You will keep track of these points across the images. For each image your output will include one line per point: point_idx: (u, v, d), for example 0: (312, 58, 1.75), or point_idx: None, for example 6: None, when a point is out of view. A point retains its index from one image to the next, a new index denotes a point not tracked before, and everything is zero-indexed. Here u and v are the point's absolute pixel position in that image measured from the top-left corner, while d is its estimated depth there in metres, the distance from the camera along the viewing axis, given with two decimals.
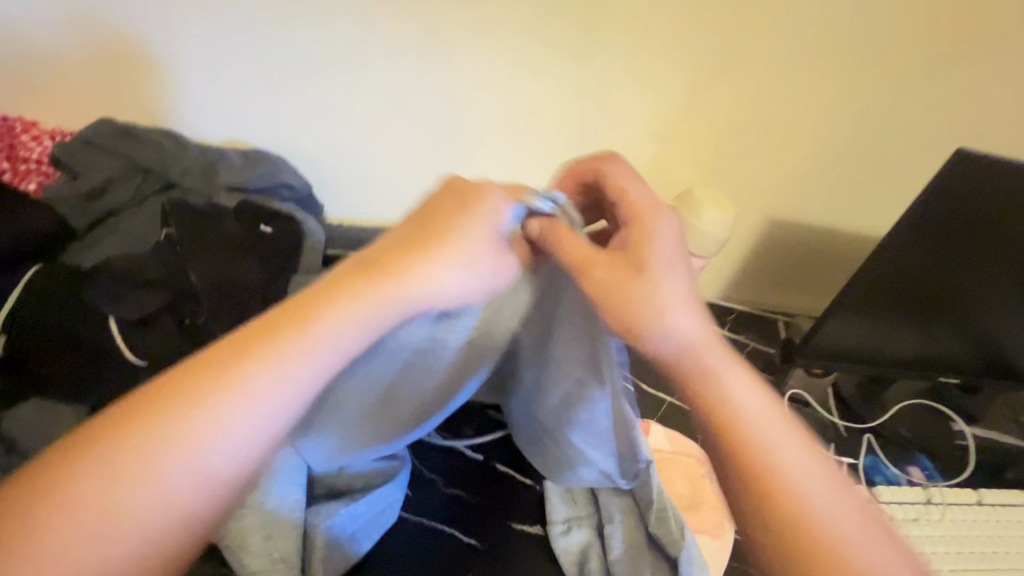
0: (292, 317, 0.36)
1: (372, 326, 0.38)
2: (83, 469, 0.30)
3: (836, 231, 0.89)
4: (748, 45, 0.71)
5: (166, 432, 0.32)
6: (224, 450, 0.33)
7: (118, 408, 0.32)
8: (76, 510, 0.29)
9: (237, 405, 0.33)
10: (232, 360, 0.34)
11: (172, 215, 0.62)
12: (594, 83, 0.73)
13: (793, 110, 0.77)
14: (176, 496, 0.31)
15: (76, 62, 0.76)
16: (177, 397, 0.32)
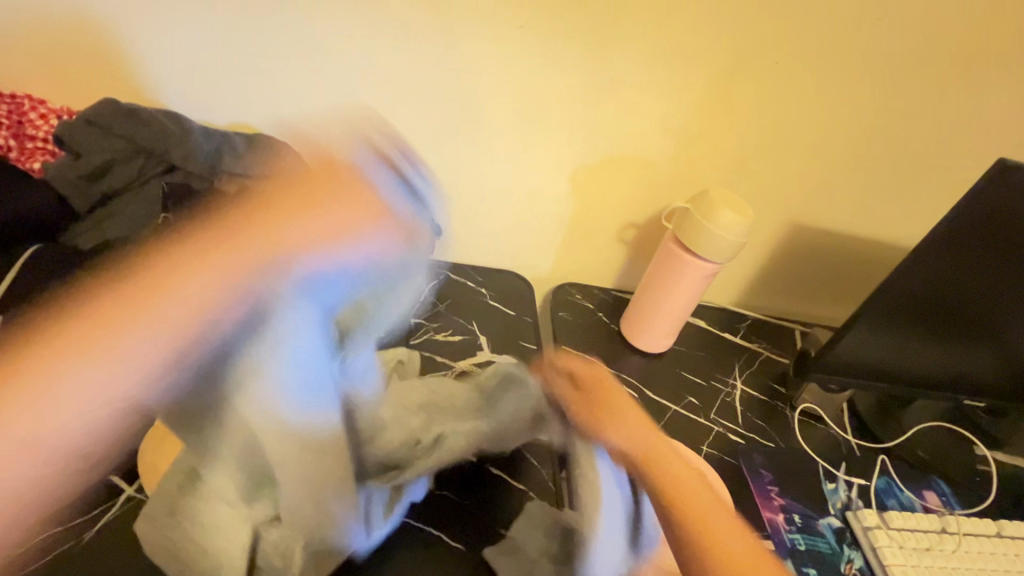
0: (122, 296, 0.33)
1: (241, 289, 0.35)
2: (24, 391, 0.31)
3: (859, 238, 0.84)
4: (778, 38, 0.67)
5: (53, 380, 0.32)
6: (143, 358, 0.33)
7: (17, 349, 0.32)
8: (47, 402, 0.32)
9: (94, 373, 0.32)
10: (39, 357, 0.32)
11: (173, 200, 0.61)
12: (610, 76, 0.70)
13: (823, 110, 0.72)
14: (90, 422, 0.33)
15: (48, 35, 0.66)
16: (141, 319, 0.33)
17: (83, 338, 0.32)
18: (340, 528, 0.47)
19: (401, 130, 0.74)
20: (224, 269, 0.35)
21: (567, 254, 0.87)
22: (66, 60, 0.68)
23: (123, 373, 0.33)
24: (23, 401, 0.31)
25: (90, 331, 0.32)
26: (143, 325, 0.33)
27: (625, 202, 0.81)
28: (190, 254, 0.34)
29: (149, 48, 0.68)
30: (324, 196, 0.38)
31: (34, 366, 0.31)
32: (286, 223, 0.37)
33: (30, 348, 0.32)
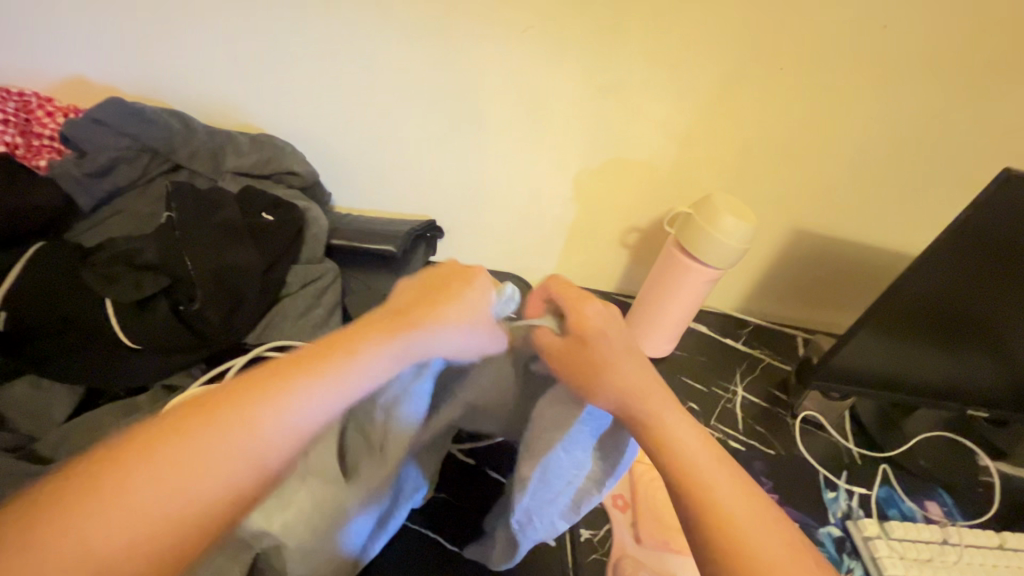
0: (234, 399, 0.37)
1: (401, 363, 0.44)
2: (141, 469, 0.33)
3: (863, 245, 0.84)
4: (783, 44, 0.67)
5: (196, 461, 0.34)
6: (274, 432, 0.37)
7: (142, 438, 0.34)
8: (148, 504, 0.32)
9: (227, 439, 0.36)
10: (187, 437, 0.35)
11: (173, 198, 0.60)
12: (613, 80, 0.69)
13: (828, 116, 0.72)
14: (234, 477, 0.35)
15: (57, 33, 0.67)
16: (271, 405, 0.37)
17: (190, 438, 0.35)
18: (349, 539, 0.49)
19: (404, 131, 0.74)
20: (349, 367, 0.41)
21: (570, 258, 0.87)
22: (74, 59, 0.69)
23: (243, 451, 0.36)
24: (131, 500, 0.32)
25: (255, 399, 0.37)
26: (221, 445, 0.35)
27: (628, 206, 0.81)
28: (270, 418, 0.37)
29: (156, 48, 0.68)
30: (451, 296, 0.47)
31: (168, 449, 0.34)
32: (442, 317, 0.46)
33: (117, 453, 0.33)
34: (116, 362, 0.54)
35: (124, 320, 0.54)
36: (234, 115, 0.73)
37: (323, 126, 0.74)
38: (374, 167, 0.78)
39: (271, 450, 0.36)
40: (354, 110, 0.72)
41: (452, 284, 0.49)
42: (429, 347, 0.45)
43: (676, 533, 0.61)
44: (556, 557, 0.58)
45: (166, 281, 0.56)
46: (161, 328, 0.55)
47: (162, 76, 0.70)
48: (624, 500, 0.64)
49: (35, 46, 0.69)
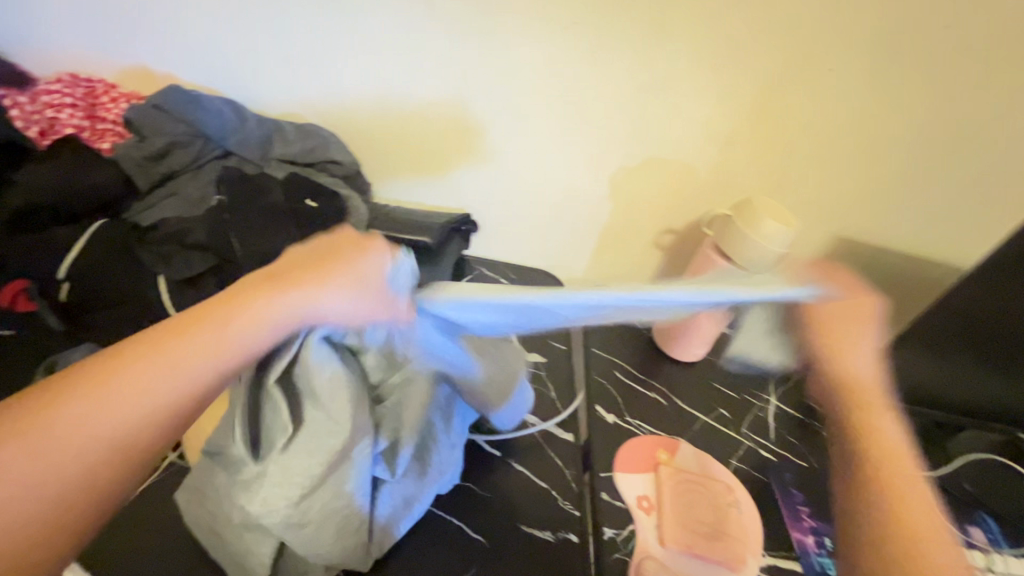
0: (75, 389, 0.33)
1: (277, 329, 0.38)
2: None
3: (912, 256, 0.80)
4: (833, 45, 0.65)
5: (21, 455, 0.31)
6: (114, 420, 0.33)
7: None
8: None
9: (52, 432, 0.32)
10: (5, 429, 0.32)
11: (223, 182, 0.63)
12: (657, 79, 0.69)
13: (879, 120, 0.69)
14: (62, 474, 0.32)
15: (123, 24, 0.71)
16: (117, 391, 0.34)
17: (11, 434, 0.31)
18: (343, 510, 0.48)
19: (444, 124, 0.75)
20: (213, 335, 0.36)
21: (603, 257, 0.87)
22: (138, 49, 0.73)
23: (80, 446, 0.32)
24: None
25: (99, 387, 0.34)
26: (64, 440, 0.32)
27: (664, 206, 0.80)
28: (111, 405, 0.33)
29: (213, 38, 0.71)
30: (327, 260, 0.41)
31: None
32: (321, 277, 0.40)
33: None
34: None
35: (174, 296, 0.57)
36: (281, 104, 0.76)
37: (365, 117, 0.75)
38: (412, 159, 0.79)
39: (111, 442, 0.33)
40: (396, 102, 0.74)
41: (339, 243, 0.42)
42: (310, 312, 0.39)
43: (702, 539, 0.60)
44: (578, 553, 0.58)
45: (215, 260, 0.59)
46: None
47: (215, 66, 0.73)
48: (648, 502, 0.63)
49: (101, 35, 0.72)
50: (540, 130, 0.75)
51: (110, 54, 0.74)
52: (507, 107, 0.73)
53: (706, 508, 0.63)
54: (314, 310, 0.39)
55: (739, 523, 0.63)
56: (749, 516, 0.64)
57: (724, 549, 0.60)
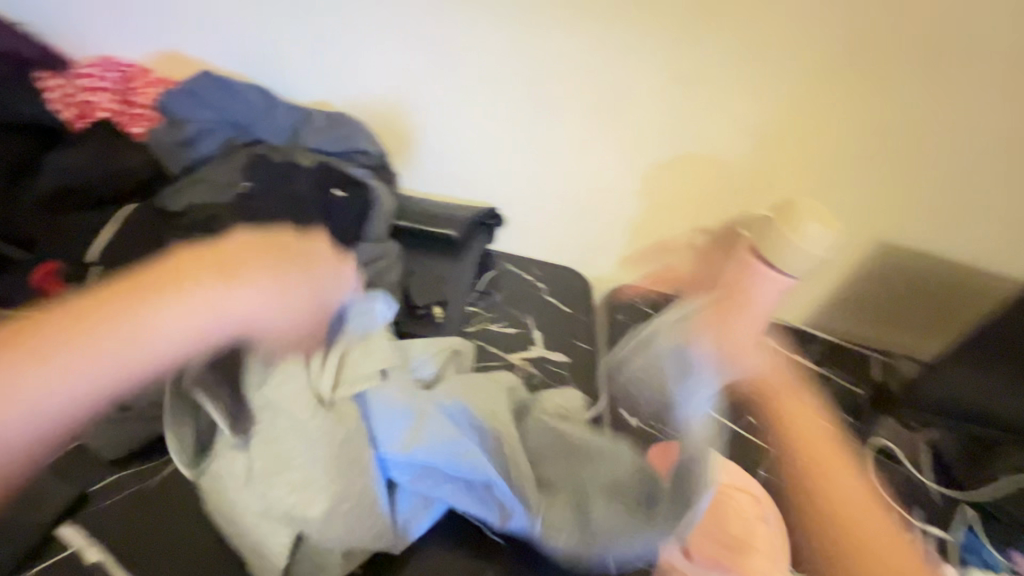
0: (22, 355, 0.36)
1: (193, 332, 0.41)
2: None
3: (960, 266, 0.76)
4: (883, 36, 0.62)
5: None
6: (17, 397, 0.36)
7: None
8: None
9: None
10: None
11: (254, 170, 0.63)
12: (695, 73, 0.67)
13: (931, 118, 0.66)
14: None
15: (157, 12, 0.71)
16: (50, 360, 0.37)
17: None
18: (339, 519, 0.50)
19: (473, 115, 0.74)
20: (116, 331, 0.39)
21: (630, 256, 0.84)
22: (170, 34, 0.73)
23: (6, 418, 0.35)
24: None
25: None
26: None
27: (697, 205, 0.77)
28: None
29: (245, 23, 0.71)
30: (283, 264, 0.45)
31: None
32: (229, 283, 0.43)
33: None
34: None
35: None
36: (309, 94, 0.75)
37: (393, 106, 0.74)
38: (439, 150, 0.77)
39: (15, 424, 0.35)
40: (425, 91, 0.73)
41: (290, 253, 0.46)
42: (228, 318, 0.42)
43: (729, 552, 0.58)
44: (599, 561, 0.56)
45: None
46: None
47: (246, 51, 0.72)
48: None
49: (135, 23, 0.73)
50: (570, 123, 0.73)
51: (142, 42, 0.74)
52: (538, 100, 0.71)
53: (735, 520, 0.61)
54: (226, 316, 0.42)
55: (767, 537, 0.61)
56: (779, 530, 0.61)
57: (751, 565, 0.57)
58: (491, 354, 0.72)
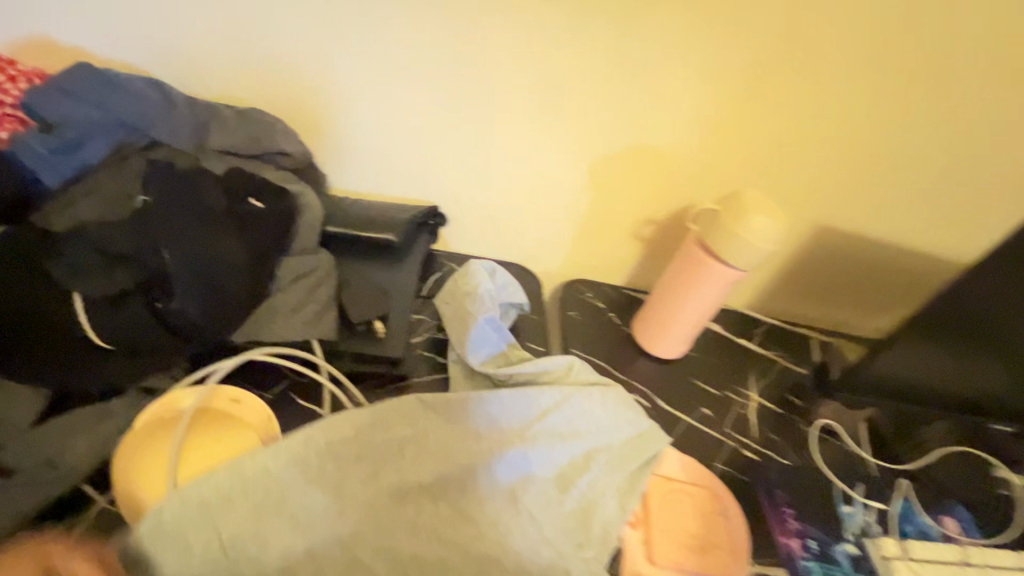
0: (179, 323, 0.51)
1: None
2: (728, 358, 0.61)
3: (887, 249, 0.79)
4: (818, 28, 0.62)
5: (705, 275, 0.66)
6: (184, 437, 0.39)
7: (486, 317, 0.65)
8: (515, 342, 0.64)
9: None
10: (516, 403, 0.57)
11: (151, 181, 0.54)
12: (637, 63, 0.65)
13: (864, 106, 0.67)
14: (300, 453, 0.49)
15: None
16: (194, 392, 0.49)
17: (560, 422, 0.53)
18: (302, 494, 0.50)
19: (421, 101, 0.68)
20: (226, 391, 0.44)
21: (582, 250, 0.83)
22: (50, 20, 0.63)
23: None
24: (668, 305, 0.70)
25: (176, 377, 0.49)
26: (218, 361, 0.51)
27: (648, 195, 0.76)
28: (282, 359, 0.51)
29: (143, 13, 0.62)
30: None
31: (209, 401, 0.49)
32: None
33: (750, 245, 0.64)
34: (91, 364, 0.49)
35: (94, 318, 0.49)
36: (219, 87, 0.67)
37: (322, 101, 0.68)
38: (375, 144, 0.72)
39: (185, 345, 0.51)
40: (357, 83, 0.67)
41: None
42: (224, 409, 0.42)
43: (691, 552, 0.58)
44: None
45: (142, 275, 0.50)
46: (139, 328, 0.50)
47: (148, 39, 0.64)
48: (635, 516, 0.60)
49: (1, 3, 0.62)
50: (511, 115, 0.70)
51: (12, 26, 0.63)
52: (474, 91, 0.68)
53: (684, 506, 0.62)
54: None
55: (729, 531, 0.61)
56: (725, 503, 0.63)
57: (711, 562, 0.58)
58: (442, 366, 0.68)
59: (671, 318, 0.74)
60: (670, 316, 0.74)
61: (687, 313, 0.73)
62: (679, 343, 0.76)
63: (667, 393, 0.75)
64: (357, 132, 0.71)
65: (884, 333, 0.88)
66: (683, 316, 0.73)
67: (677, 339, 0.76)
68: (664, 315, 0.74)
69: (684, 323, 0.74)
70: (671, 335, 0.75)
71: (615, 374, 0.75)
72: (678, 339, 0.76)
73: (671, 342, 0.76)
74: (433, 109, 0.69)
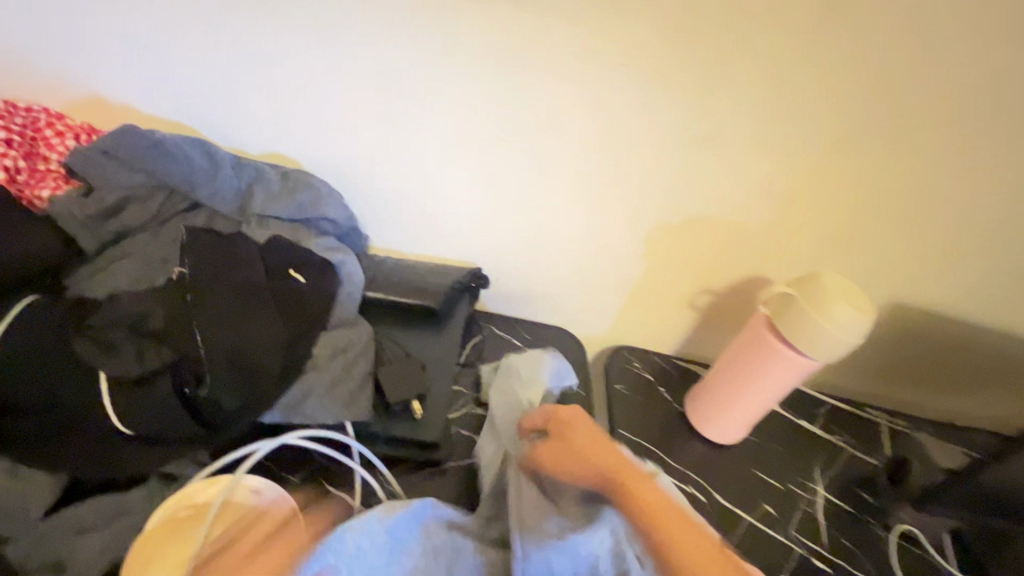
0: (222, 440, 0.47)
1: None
2: None
3: (974, 333, 0.72)
4: (916, 102, 0.56)
5: (781, 369, 0.61)
6: None
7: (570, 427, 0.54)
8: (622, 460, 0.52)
9: None
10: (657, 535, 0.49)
11: (188, 252, 0.51)
12: (706, 129, 0.60)
13: (959, 184, 0.61)
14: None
15: (85, 50, 0.61)
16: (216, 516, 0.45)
17: None
18: None
19: (472, 163, 0.65)
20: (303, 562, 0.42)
21: (632, 317, 0.78)
22: (104, 74, 0.62)
23: None
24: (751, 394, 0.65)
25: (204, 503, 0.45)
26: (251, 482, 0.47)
27: (708, 266, 0.71)
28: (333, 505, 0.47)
29: (195, 70, 0.61)
30: None
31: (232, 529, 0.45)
32: None
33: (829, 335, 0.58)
34: (113, 450, 0.45)
35: (118, 401, 0.45)
36: (267, 143, 0.65)
37: (369, 160, 0.66)
38: (420, 205, 0.69)
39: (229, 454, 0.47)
40: (406, 143, 0.64)
41: None
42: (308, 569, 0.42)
43: None
44: None
45: (172, 356, 0.47)
46: (165, 414, 0.46)
47: (198, 95, 0.63)
48: None
49: (60, 59, 0.62)
50: (566, 180, 0.66)
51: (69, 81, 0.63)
52: (528, 154, 0.64)
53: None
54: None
55: None
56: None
57: None
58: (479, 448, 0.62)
59: (724, 403, 0.68)
60: (725, 404, 0.68)
61: (745, 402, 0.67)
62: (734, 431, 0.70)
63: (722, 485, 0.68)
64: (403, 192, 0.68)
65: (965, 423, 0.79)
66: (741, 404, 0.67)
67: (732, 427, 0.70)
68: (721, 402, 0.68)
69: (742, 414, 0.68)
70: (725, 422, 0.69)
71: (667, 461, 0.69)
72: (733, 427, 0.69)
73: (725, 428, 0.70)
74: (484, 172, 0.66)
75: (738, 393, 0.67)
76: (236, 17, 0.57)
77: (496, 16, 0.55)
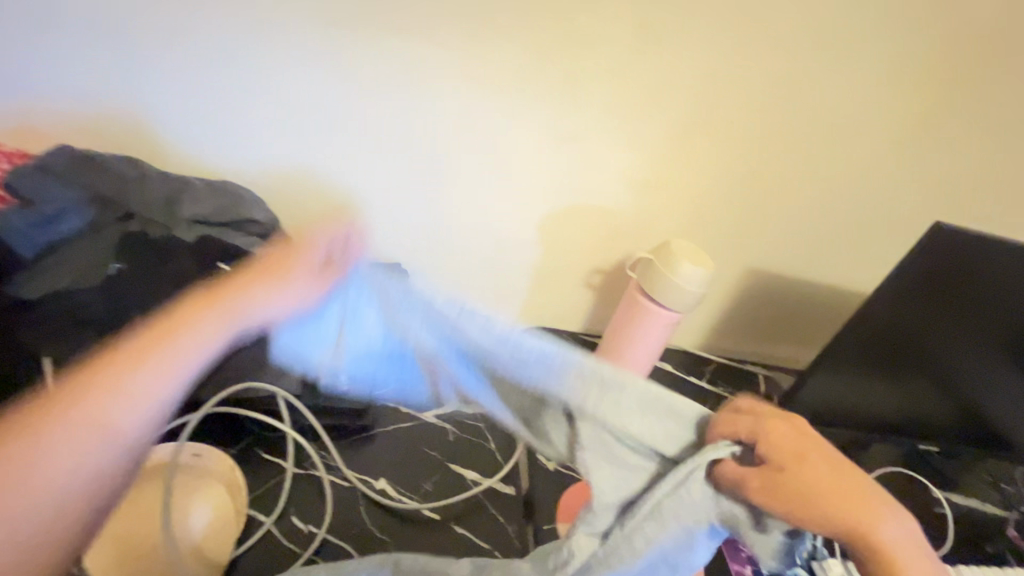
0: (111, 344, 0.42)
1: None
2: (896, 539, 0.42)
3: (813, 287, 0.88)
4: (729, 101, 0.71)
5: (647, 320, 0.74)
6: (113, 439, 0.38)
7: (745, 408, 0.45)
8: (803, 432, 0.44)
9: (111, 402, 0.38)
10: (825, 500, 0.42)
11: (125, 251, 0.59)
12: (571, 129, 0.73)
13: (773, 164, 0.76)
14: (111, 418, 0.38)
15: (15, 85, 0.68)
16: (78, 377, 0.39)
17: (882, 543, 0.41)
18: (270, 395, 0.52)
19: (381, 168, 0.75)
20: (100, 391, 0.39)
21: (539, 298, 0.89)
22: (35, 105, 0.69)
23: None
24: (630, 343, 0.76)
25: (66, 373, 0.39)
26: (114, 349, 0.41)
27: (595, 247, 0.84)
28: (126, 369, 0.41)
29: (120, 98, 0.69)
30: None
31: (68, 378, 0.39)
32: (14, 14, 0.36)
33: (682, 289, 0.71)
34: None
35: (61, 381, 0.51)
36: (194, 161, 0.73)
37: (289, 172, 0.75)
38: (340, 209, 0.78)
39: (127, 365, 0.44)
40: (321, 153, 0.74)
41: None
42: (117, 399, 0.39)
43: None
44: None
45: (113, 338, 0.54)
46: None
47: (124, 120, 0.70)
48: None
49: None
50: (463, 179, 0.77)
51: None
52: (428, 158, 0.75)
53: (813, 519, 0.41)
54: None
55: None
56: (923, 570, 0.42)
57: None
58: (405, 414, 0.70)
59: (614, 357, 0.79)
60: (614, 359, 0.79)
61: (632, 354, 0.77)
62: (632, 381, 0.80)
63: None
64: (323, 199, 0.77)
65: None
66: (627, 354, 0.78)
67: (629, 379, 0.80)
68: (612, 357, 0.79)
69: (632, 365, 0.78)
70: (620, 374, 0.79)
71: None
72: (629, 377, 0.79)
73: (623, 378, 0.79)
74: (392, 176, 0.76)
75: (624, 346, 0.77)
76: (155, 51, 0.66)
77: (385, 40, 0.66)
